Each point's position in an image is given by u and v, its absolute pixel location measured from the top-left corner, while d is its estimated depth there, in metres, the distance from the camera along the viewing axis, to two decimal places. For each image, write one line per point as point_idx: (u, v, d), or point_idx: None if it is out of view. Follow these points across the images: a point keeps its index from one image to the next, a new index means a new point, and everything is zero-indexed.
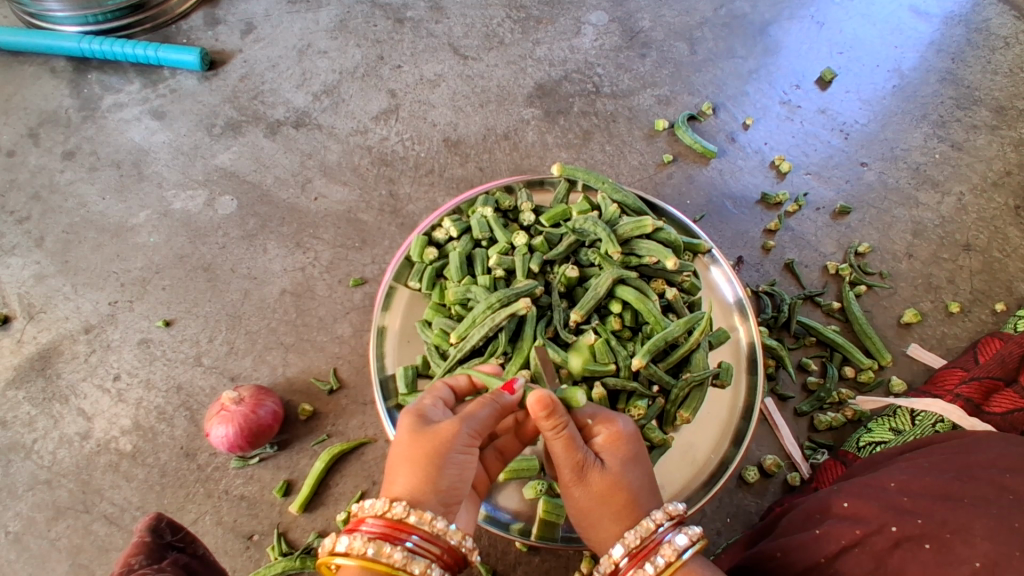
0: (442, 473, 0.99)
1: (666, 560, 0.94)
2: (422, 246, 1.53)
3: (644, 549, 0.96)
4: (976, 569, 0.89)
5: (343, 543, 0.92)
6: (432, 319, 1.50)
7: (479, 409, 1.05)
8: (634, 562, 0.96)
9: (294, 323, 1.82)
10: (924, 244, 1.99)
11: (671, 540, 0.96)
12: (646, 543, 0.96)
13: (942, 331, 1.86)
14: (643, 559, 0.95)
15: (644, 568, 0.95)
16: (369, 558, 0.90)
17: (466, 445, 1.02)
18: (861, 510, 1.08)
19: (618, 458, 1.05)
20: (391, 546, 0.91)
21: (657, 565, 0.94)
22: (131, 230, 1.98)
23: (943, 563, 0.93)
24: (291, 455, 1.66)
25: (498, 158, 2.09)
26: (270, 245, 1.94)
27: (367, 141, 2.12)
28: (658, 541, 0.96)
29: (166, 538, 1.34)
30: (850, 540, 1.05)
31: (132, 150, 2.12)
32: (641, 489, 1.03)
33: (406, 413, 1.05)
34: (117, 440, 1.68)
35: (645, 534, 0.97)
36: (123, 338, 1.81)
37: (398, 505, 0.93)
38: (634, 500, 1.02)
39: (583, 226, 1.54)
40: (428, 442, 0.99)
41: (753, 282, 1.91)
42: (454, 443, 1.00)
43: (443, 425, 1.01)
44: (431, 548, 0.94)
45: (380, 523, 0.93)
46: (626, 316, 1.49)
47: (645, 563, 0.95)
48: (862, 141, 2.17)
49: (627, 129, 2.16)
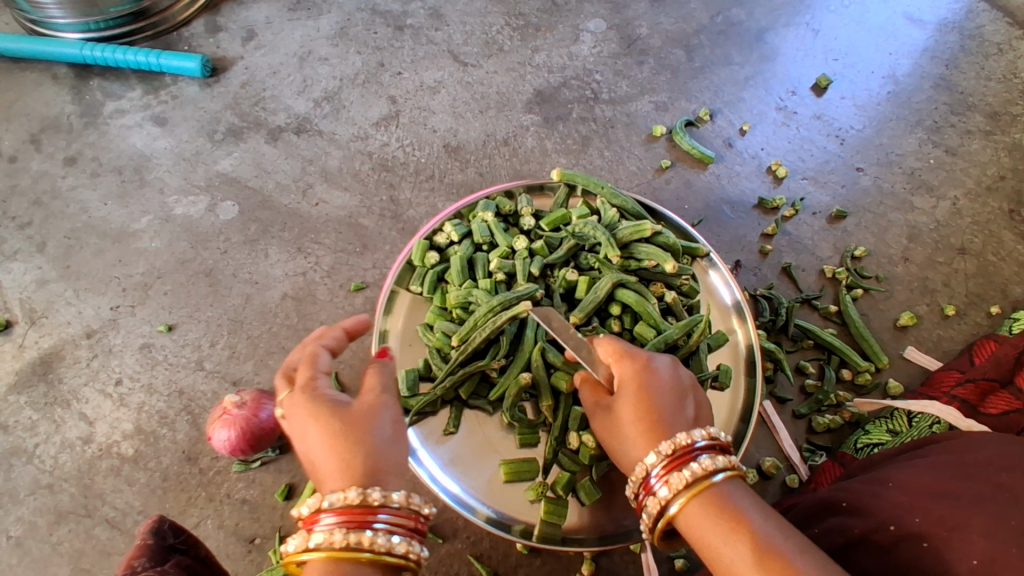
0: (388, 449, 0.99)
1: (699, 471, 0.98)
2: (424, 250, 1.54)
3: (679, 458, 1.01)
4: (974, 566, 0.92)
5: (318, 539, 0.91)
6: (434, 322, 1.51)
7: (378, 379, 1.07)
8: (667, 469, 1.00)
9: (296, 327, 1.84)
10: (920, 247, 2.02)
11: (710, 457, 1.00)
12: (681, 454, 1.01)
13: (938, 334, 1.88)
14: (677, 466, 1.00)
15: (677, 474, 0.99)
16: (335, 549, 0.90)
17: (395, 415, 1.03)
18: (863, 507, 1.11)
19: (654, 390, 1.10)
20: (369, 532, 0.91)
21: (689, 473, 0.98)
22: (133, 235, 1.99)
23: (943, 561, 0.95)
24: (293, 459, 1.66)
25: (498, 164, 2.11)
26: (272, 250, 1.95)
27: (368, 147, 2.13)
28: (691, 456, 1.00)
29: (168, 540, 1.33)
30: (850, 538, 1.09)
31: (135, 156, 2.14)
32: (660, 419, 1.06)
33: (312, 406, 1.01)
34: (119, 444, 1.68)
35: (683, 445, 1.01)
36: (125, 343, 1.82)
37: (373, 491, 0.92)
38: (653, 427, 1.06)
39: (583, 230, 1.55)
40: (363, 423, 0.99)
41: (751, 286, 1.93)
42: (384, 416, 1.02)
43: (364, 402, 1.02)
44: (406, 522, 0.95)
45: (335, 514, 0.91)
46: (626, 319, 1.50)
47: (678, 471, 0.99)
48: (857, 146, 2.19)
49: (625, 134, 2.18)
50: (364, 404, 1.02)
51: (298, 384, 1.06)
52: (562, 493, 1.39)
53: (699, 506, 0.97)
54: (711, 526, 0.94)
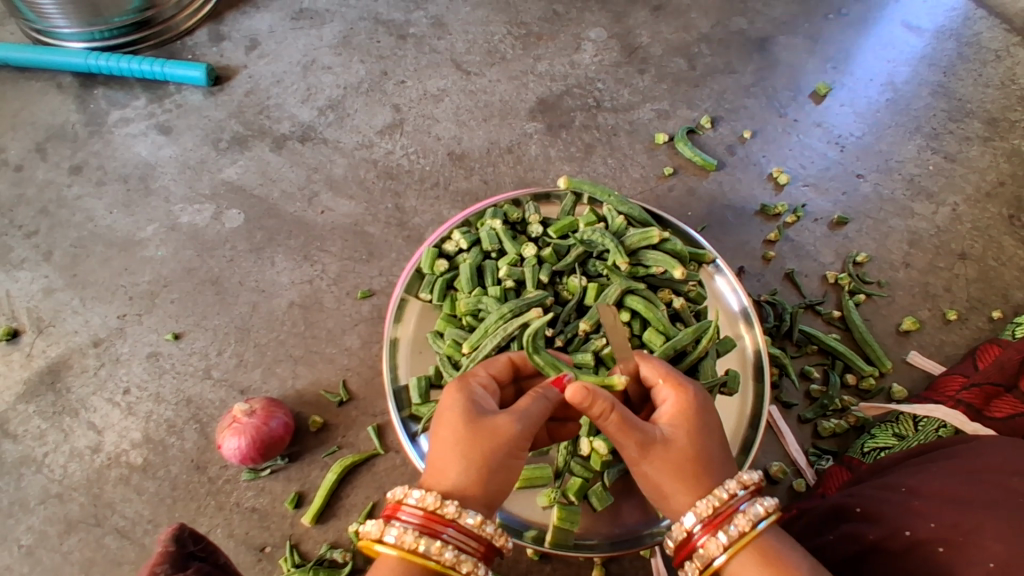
0: (492, 477, 1.01)
1: (741, 529, 1.02)
2: (433, 258, 1.56)
3: (717, 518, 1.03)
4: (990, 569, 0.97)
5: (392, 534, 0.97)
6: (445, 330, 1.52)
7: (530, 405, 1.07)
8: (707, 530, 1.03)
9: (303, 335, 1.84)
10: (921, 252, 2.04)
11: (749, 507, 1.04)
12: (723, 510, 1.03)
13: (940, 338, 1.90)
14: (717, 526, 1.03)
15: (717, 536, 1.03)
16: (408, 548, 0.96)
17: (518, 448, 1.03)
18: (877, 514, 1.17)
19: (683, 431, 1.08)
20: (439, 542, 0.96)
21: (730, 535, 1.02)
22: (139, 243, 1.99)
23: (960, 564, 1.01)
24: (302, 466, 1.66)
25: (503, 171, 2.13)
26: (278, 258, 1.95)
27: (373, 155, 2.14)
28: (732, 511, 1.03)
29: (188, 546, 1.30)
30: (865, 544, 1.15)
31: (140, 164, 2.14)
32: (708, 461, 1.07)
33: (457, 400, 1.06)
34: (128, 453, 1.68)
35: (722, 502, 1.04)
36: (132, 351, 1.82)
37: (451, 505, 0.97)
38: (702, 471, 1.06)
39: (591, 237, 1.57)
40: (484, 442, 1.01)
41: (755, 292, 1.94)
42: (506, 445, 1.02)
43: (500, 422, 1.02)
44: (474, 544, 0.99)
45: (420, 515, 0.97)
46: (635, 324, 1.51)
47: (719, 532, 1.03)
48: (858, 152, 2.22)
49: (628, 142, 2.20)
50: (500, 428, 1.02)
51: (466, 377, 1.13)
52: (574, 499, 1.39)
53: (746, 562, 1.01)
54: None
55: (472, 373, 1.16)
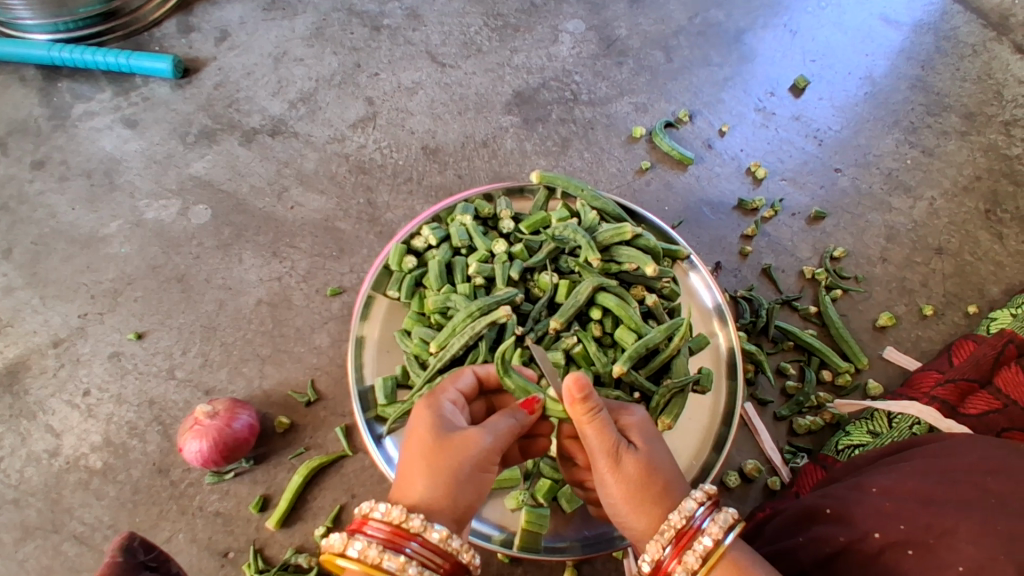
0: (460, 488, 1.00)
1: (714, 541, 0.95)
2: (401, 254, 1.52)
3: (685, 535, 0.97)
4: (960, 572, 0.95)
5: (355, 549, 0.92)
6: (412, 328, 1.48)
7: (498, 420, 1.07)
8: (679, 550, 0.96)
9: (271, 333, 1.80)
10: (898, 248, 2.03)
11: (712, 521, 0.97)
12: (687, 527, 0.97)
13: (917, 334, 1.89)
14: (688, 543, 0.96)
15: (691, 554, 0.95)
16: (374, 565, 0.91)
17: (484, 457, 1.03)
18: (849, 515, 1.15)
19: (645, 442, 1.06)
20: (401, 556, 0.91)
21: (706, 550, 0.95)
22: (102, 240, 1.93)
23: (929, 566, 0.99)
24: (269, 469, 1.63)
25: (477, 165, 2.09)
26: (246, 254, 1.91)
27: (345, 149, 2.09)
28: (694, 529, 0.97)
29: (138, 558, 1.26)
30: (836, 547, 1.12)
31: (104, 159, 2.08)
32: (673, 474, 1.04)
33: (426, 415, 1.06)
34: (88, 457, 1.63)
35: (682, 521, 0.98)
36: (93, 351, 1.77)
37: (415, 518, 0.93)
38: (667, 484, 1.03)
39: (563, 233, 1.51)
40: (454, 453, 1.00)
41: (732, 287, 1.93)
42: (474, 455, 1.01)
43: (466, 434, 1.02)
44: (440, 561, 0.94)
45: (389, 530, 0.93)
46: (607, 322, 1.49)
47: (691, 549, 0.96)
48: (836, 147, 2.20)
49: (605, 136, 2.17)
50: (469, 439, 1.02)
51: (435, 393, 1.13)
52: (544, 501, 1.37)
53: None
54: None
55: (441, 388, 1.17)
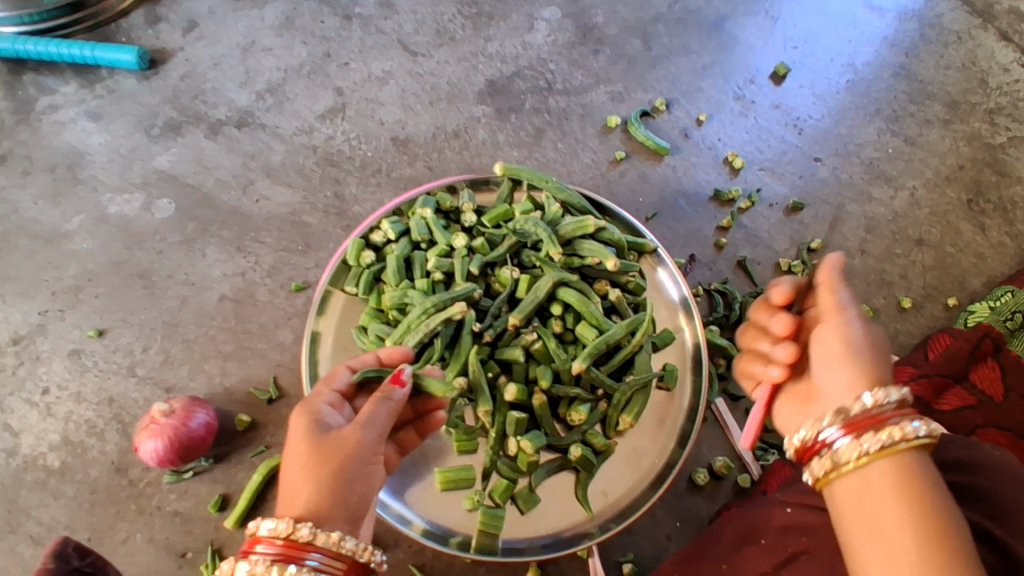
0: (349, 491, 1.00)
1: (892, 437, 0.87)
2: (359, 249, 1.48)
3: (866, 420, 0.89)
4: None
5: (244, 569, 0.93)
6: (369, 325, 1.44)
7: (377, 411, 1.05)
8: (852, 431, 0.89)
9: (234, 330, 1.76)
10: (877, 239, 2.01)
11: (907, 420, 0.88)
12: (874, 414, 0.90)
13: (895, 327, 1.89)
14: (867, 429, 0.89)
15: (866, 438, 0.88)
16: None
17: (368, 454, 1.03)
18: (808, 517, 1.14)
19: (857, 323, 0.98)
20: (294, 567, 0.92)
21: (879, 439, 0.87)
22: (64, 236, 1.90)
23: None
24: (229, 468, 1.61)
25: (448, 157, 2.05)
26: (210, 250, 1.87)
27: (313, 141, 2.05)
28: (885, 417, 0.89)
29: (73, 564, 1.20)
30: (800, 546, 1.11)
31: (69, 153, 2.04)
32: (875, 358, 0.95)
33: (297, 423, 1.04)
34: (46, 456, 1.62)
35: (874, 403, 0.90)
36: (53, 349, 1.74)
37: (304, 527, 0.93)
38: (870, 365, 0.94)
39: (524, 226, 1.48)
40: (334, 456, 1.00)
41: (705, 280, 1.89)
42: (356, 453, 1.01)
43: (344, 434, 1.02)
44: (340, 564, 0.96)
45: (280, 545, 0.93)
46: (568, 318, 1.45)
47: (868, 436, 0.88)
48: (816, 136, 2.15)
49: (580, 126, 2.12)
50: (347, 437, 1.02)
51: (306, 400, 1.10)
52: (500, 501, 1.35)
53: (886, 475, 0.86)
54: (885, 499, 0.85)
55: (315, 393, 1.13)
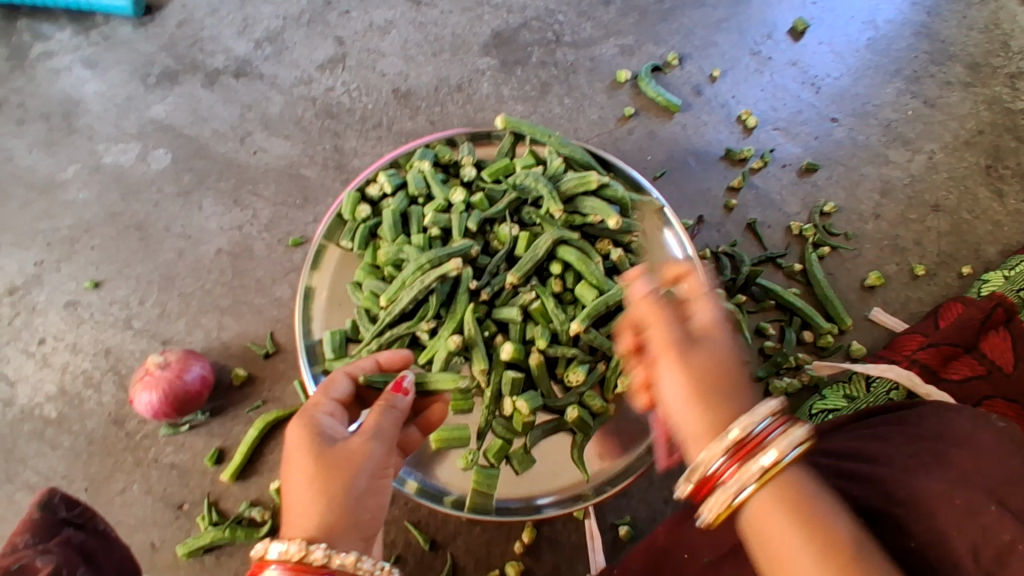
0: (358, 505, 0.98)
1: (773, 462, 0.81)
2: (354, 202, 1.43)
3: (747, 446, 0.82)
4: (911, 547, 0.99)
5: None
6: (364, 281, 1.41)
7: (380, 421, 1.04)
8: (734, 462, 0.82)
9: (230, 285, 1.74)
10: (892, 203, 1.95)
11: (781, 436, 0.82)
12: (753, 439, 0.82)
13: (906, 295, 1.84)
14: (748, 456, 0.81)
15: (749, 466, 0.81)
16: None
17: (375, 466, 1.01)
18: (803, 481, 1.15)
19: (715, 337, 0.89)
20: None
21: (762, 467, 0.81)
22: (60, 186, 1.87)
23: (883, 537, 1.02)
24: (225, 422, 1.61)
25: (451, 111, 1.98)
26: (207, 202, 1.83)
27: (312, 92, 1.98)
28: (763, 439, 0.82)
29: (60, 513, 1.21)
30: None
31: (63, 101, 1.97)
32: (733, 376, 0.87)
33: (300, 435, 1.01)
34: (43, 406, 1.63)
35: (752, 424, 0.82)
36: (49, 300, 1.73)
37: (315, 550, 0.90)
38: (727, 383, 0.87)
39: (524, 181, 1.43)
40: (341, 470, 0.97)
41: (713, 243, 1.84)
42: (366, 466, 1.00)
43: (350, 447, 1.00)
44: None
45: (286, 568, 0.90)
46: (568, 278, 1.41)
47: (749, 463, 0.81)
48: (833, 95, 2.06)
49: (587, 80, 2.03)
50: (355, 451, 1.00)
51: (305, 411, 1.06)
52: (495, 461, 1.33)
53: (774, 502, 0.81)
54: (783, 527, 0.79)
55: (313, 402, 1.09)
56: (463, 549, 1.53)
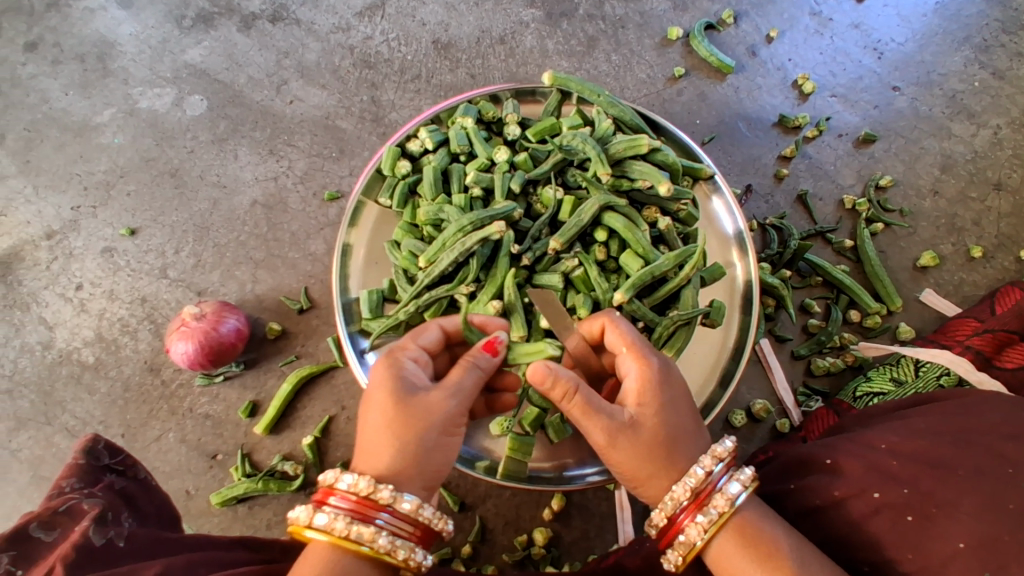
0: (428, 459, 0.91)
1: (721, 509, 0.94)
2: (394, 158, 1.39)
3: (696, 498, 0.95)
4: (959, 548, 0.89)
5: (322, 519, 0.86)
6: (402, 240, 1.38)
7: (462, 378, 0.96)
8: (689, 512, 0.95)
9: (265, 238, 1.72)
10: (952, 179, 1.85)
11: (724, 486, 0.95)
12: (701, 491, 0.95)
13: (960, 277, 1.76)
14: (697, 509, 0.95)
15: (699, 518, 0.94)
16: (338, 535, 0.85)
17: (450, 425, 0.93)
18: (845, 467, 1.06)
19: (651, 407, 0.98)
20: (369, 526, 0.86)
21: (712, 515, 0.94)
22: (95, 129, 1.83)
23: (925, 537, 0.93)
24: (259, 374, 1.61)
25: (493, 64, 1.90)
26: (242, 151, 1.80)
27: (349, 39, 1.90)
28: (711, 489, 0.95)
29: (103, 460, 1.22)
30: (827, 500, 1.05)
31: (98, 43, 1.90)
32: (679, 438, 0.98)
33: (381, 375, 0.95)
34: (80, 351, 1.64)
35: (699, 481, 0.95)
36: (85, 246, 1.72)
37: (385, 489, 0.86)
38: (674, 449, 0.97)
39: (571, 142, 1.37)
40: (416, 422, 0.90)
41: (761, 214, 1.77)
42: (441, 421, 0.92)
43: (428, 399, 0.92)
44: (412, 530, 0.89)
45: (353, 500, 0.87)
46: (612, 245, 1.35)
47: (701, 513, 0.94)
48: (897, 62, 1.93)
49: (637, 36, 1.92)
50: (433, 403, 0.92)
51: (392, 351, 1.00)
52: (529, 429, 1.28)
53: (729, 543, 0.93)
54: (742, 561, 0.91)
55: (400, 346, 1.03)
56: (492, 512, 1.53)
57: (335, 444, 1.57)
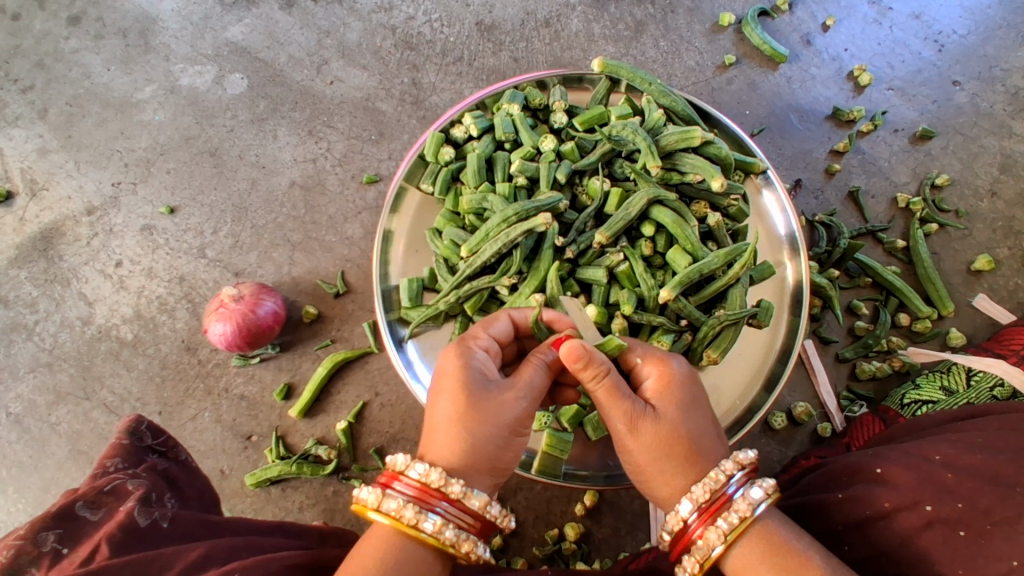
0: (493, 455, 0.90)
1: (740, 518, 0.86)
2: (438, 144, 1.35)
3: (712, 505, 0.87)
4: (1012, 568, 0.85)
5: (388, 505, 0.85)
6: (444, 228, 1.36)
7: (533, 376, 0.94)
8: (703, 520, 0.88)
9: (302, 220, 1.71)
10: (1011, 180, 1.77)
11: (744, 493, 0.87)
12: (717, 497, 0.88)
13: (1016, 283, 1.69)
14: (713, 516, 0.87)
15: (715, 526, 0.87)
16: (402, 521, 0.84)
17: (518, 424, 0.91)
18: (897, 478, 1.01)
19: (672, 403, 0.92)
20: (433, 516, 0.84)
21: (730, 524, 0.86)
22: (136, 106, 1.83)
23: (978, 554, 0.88)
24: (294, 357, 1.61)
25: (536, 48, 1.85)
26: (281, 131, 1.78)
27: (391, 20, 1.87)
28: (728, 496, 0.88)
29: (145, 441, 1.23)
30: (877, 511, 1.00)
31: (140, 17, 1.89)
32: (700, 438, 0.91)
33: (453, 364, 0.93)
34: (119, 328, 1.65)
35: (715, 487, 0.88)
36: (125, 223, 1.73)
37: (455, 483, 0.85)
38: (695, 449, 0.90)
39: (621, 132, 1.31)
40: (485, 416, 0.88)
41: (810, 211, 1.71)
42: (510, 419, 0.90)
43: (498, 397, 0.90)
44: (473, 524, 0.88)
45: (418, 488, 0.85)
46: (659, 240, 1.31)
47: (717, 521, 0.87)
48: (958, 55, 1.84)
49: (686, 22, 1.86)
50: (503, 400, 0.90)
51: (463, 340, 0.98)
52: (568, 426, 1.27)
53: (749, 553, 0.86)
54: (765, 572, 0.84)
55: (472, 334, 1.01)
56: (523, 505, 1.52)
57: (367, 430, 1.57)
